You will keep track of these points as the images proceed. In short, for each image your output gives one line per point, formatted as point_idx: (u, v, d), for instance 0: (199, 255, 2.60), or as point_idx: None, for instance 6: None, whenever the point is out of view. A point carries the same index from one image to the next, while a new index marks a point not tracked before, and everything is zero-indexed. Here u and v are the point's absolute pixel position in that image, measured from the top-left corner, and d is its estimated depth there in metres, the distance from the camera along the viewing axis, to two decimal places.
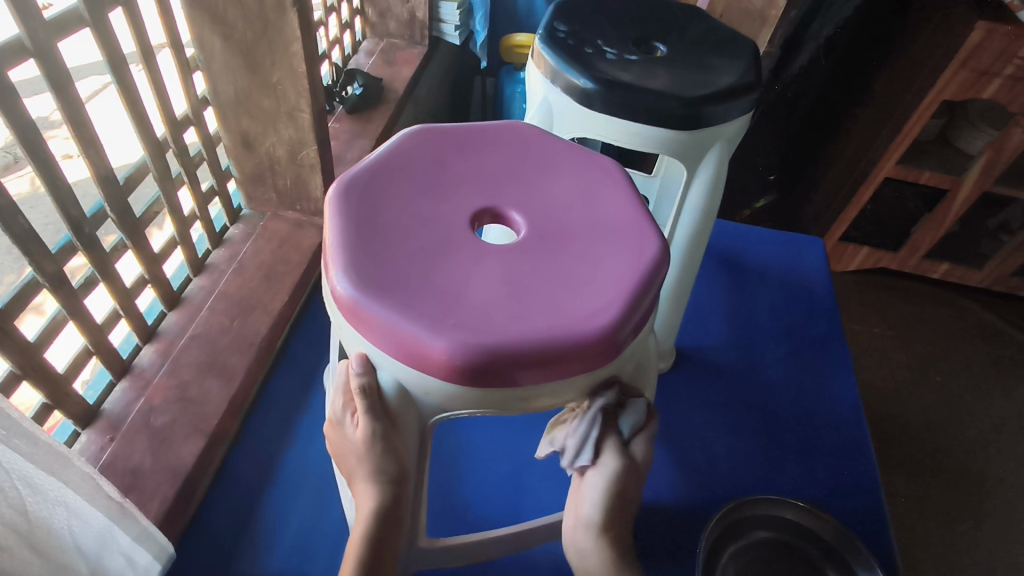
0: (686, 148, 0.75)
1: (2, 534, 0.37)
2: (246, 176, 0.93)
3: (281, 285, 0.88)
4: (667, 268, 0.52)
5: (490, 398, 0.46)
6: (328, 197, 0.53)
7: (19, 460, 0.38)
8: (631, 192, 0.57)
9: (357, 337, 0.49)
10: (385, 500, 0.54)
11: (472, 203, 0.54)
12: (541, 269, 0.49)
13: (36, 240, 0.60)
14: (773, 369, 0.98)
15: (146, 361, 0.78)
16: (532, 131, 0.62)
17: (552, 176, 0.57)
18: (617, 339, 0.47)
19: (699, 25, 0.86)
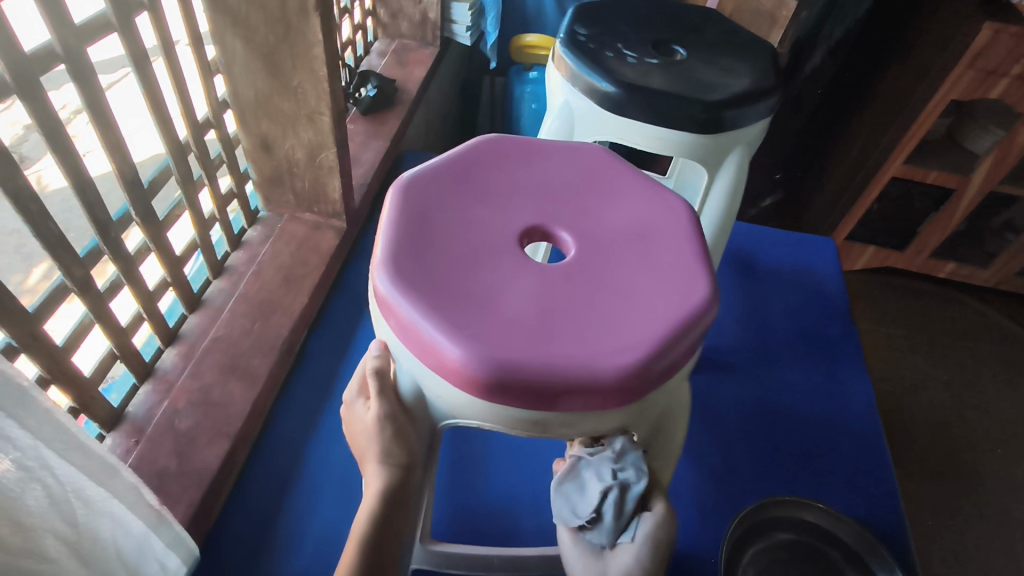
0: (706, 152, 0.75)
1: (54, 548, 0.37)
2: (264, 178, 0.93)
3: (301, 287, 0.88)
4: (712, 318, 0.50)
5: (503, 416, 0.46)
6: (390, 190, 0.54)
7: (74, 473, 0.39)
8: (692, 231, 0.55)
9: (385, 329, 0.50)
10: (392, 481, 0.53)
11: (525, 218, 0.54)
12: (577, 295, 0.49)
13: (64, 244, 0.60)
14: (789, 370, 0.98)
15: (168, 364, 0.78)
16: (604, 156, 0.62)
17: (615, 204, 0.57)
18: (641, 381, 0.46)
19: (717, 29, 0.86)
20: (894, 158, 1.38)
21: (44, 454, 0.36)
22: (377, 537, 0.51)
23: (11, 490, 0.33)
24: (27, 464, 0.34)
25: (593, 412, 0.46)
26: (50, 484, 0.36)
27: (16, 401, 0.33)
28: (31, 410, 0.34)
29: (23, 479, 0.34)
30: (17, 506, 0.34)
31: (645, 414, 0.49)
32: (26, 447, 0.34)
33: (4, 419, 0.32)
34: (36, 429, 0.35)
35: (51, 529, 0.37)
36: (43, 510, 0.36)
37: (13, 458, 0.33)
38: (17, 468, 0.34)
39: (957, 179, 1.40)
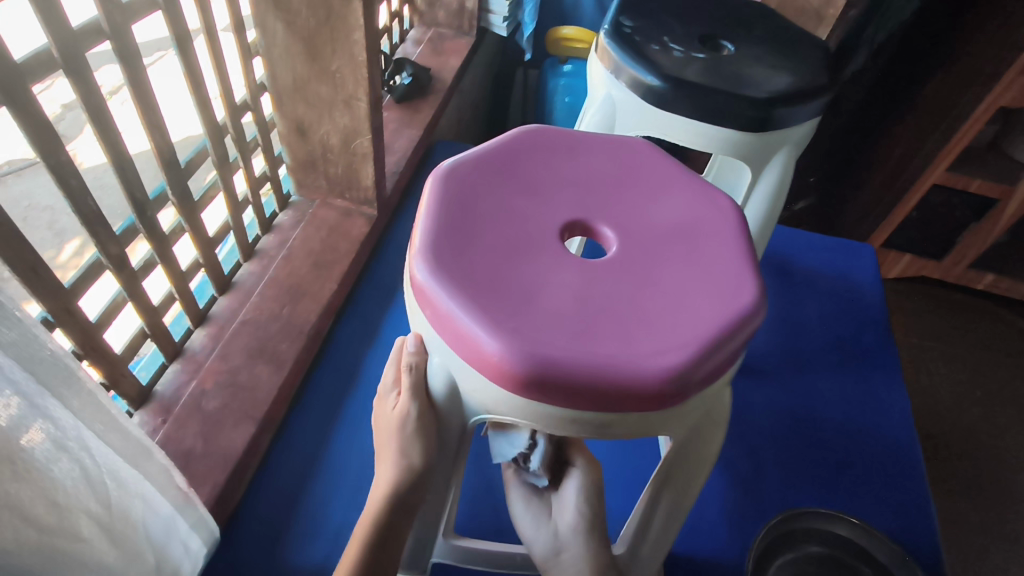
0: (752, 151, 0.73)
1: (90, 529, 0.37)
2: (298, 162, 0.93)
3: (330, 273, 0.88)
4: (758, 323, 0.48)
5: (537, 414, 0.45)
6: (430, 178, 0.53)
7: (110, 454, 0.38)
8: (740, 232, 0.53)
9: (420, 320, 0.49)
10: (402, 484, 0.54)
11: (567, 212, 0.52)
12: (620, 293, 0.47)
13: (102, 221, 0.60)
14: (823, 379, 0.95)
15: (198, 345, 0.78)
16: (649, 151, 0.60)
17: (659, 201, 0.55)
18: (683, 385, 0.44)
19: (767, 24, 0.83)
20: (929, 172, 1.35)
21: (84, 434, 0.35)
22: (381, 536, 0.54)
23: (55, 468, 0.33)
24: (70, 444, 0.34)
25: (631, 414, 0.45)
26: (89, 465, 0.36)
27: (59, 379, 0.33)
28: (71, 388, 0.34)
29: (65, 459, 0.34)
30: (59, 486, 0.33)
31: (683, 419, 0.48)
32: (68, 426, 0.34)
33: (50, 397, 0.32)
34: (76, 408, 0.34)
35: (89, 511, 0.37)
36: (82, 491, 0.36)
37: (58, 437, 0.33)
38: (61, 448, 0.33)
39: (1001, 190, 1.35)
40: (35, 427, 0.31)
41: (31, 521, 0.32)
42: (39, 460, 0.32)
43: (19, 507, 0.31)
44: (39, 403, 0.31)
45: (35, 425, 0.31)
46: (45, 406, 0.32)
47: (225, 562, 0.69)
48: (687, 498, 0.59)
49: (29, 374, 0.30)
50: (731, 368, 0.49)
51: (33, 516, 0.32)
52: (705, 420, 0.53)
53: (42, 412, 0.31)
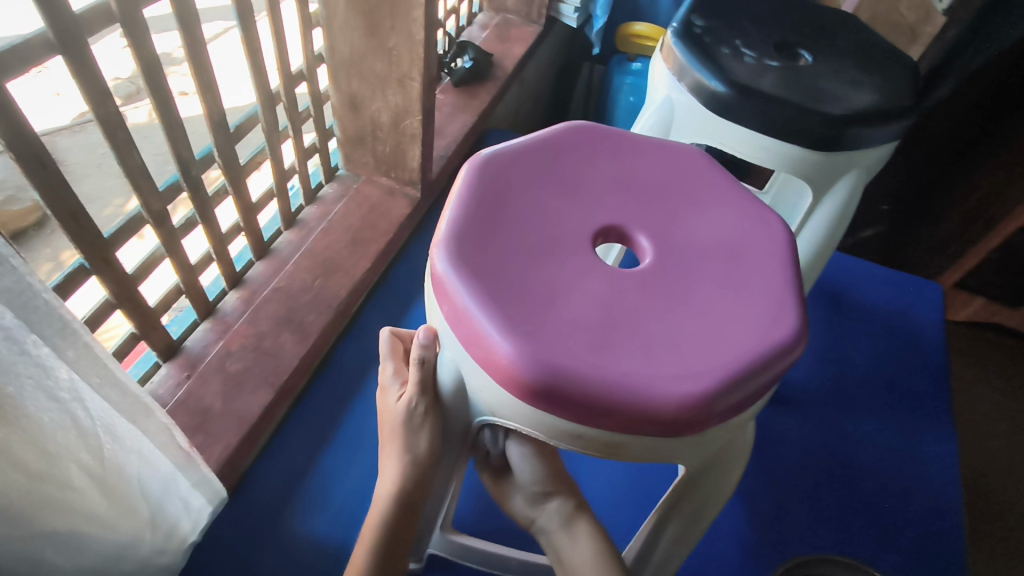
0: (816, 171, 0.68)
1: (75, 478, 0.37)
2: (347, 137, 0.93)
3: (366, 251, 0.88)
4: (794, 359, 0.44)
5: (543, 425, 0.42)
6: (465, 166, 0.51)
7: (109, 408, 0.38)
8: (789, 259, 0.49)
9: (436, 311, 0.47)
10: (406, 480, 0.54)
11: (603, 216, 0.50)
12: (647, 309, 0.44)
13: (145, 176, 0.60)
14: (866, 419, 0.87)
15: (229, 307, 0.79)
16: (701, 160, 0.56)
17: (705, 215, 0.51)
18: (702, 416, 0.41)
19: (852, 36, 0.77)
20: (1000, 230, 1.23)
21: (81, 386, 0.35)
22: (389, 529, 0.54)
23: (41, 416, 0.33)
24: (61, 394, 0.34)
25: (644, 438, 0.42)
26: (82, 416, 0.36)
27: (56, 330, 0.33)
28: (69, 341, 0.34)
29: (53, 408, 0.34)
30: (42, 433, 0.34)
31: (700, 449, 0.45)
32: (62, 378, 0.34)
33: (42, 346, 0.32)
34: (73, 360, 0.34)
35: (75, 459, 0.37)
36: (70, 440, 0.36)
37: (48, 385, 0.33)
38: (49, 396, 0.33)
39: None
40: (23, 374, 0.31)
41: (11, 463, 0.33)
42: (24, 405, 0.32)
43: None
44: (28, 351, 0.31)
45: (23, 371, 0.31)
46: (36, 353, 0.32)
47: (229, 521, 0.70)
48: (696, 531, 0.55)
49: (21, 321, 0.30)
50: (759, 403, 0.45)
51: (14, 457, 0.33)
52: (724, 452, 0.50)
53: (32, 361, 0.31)
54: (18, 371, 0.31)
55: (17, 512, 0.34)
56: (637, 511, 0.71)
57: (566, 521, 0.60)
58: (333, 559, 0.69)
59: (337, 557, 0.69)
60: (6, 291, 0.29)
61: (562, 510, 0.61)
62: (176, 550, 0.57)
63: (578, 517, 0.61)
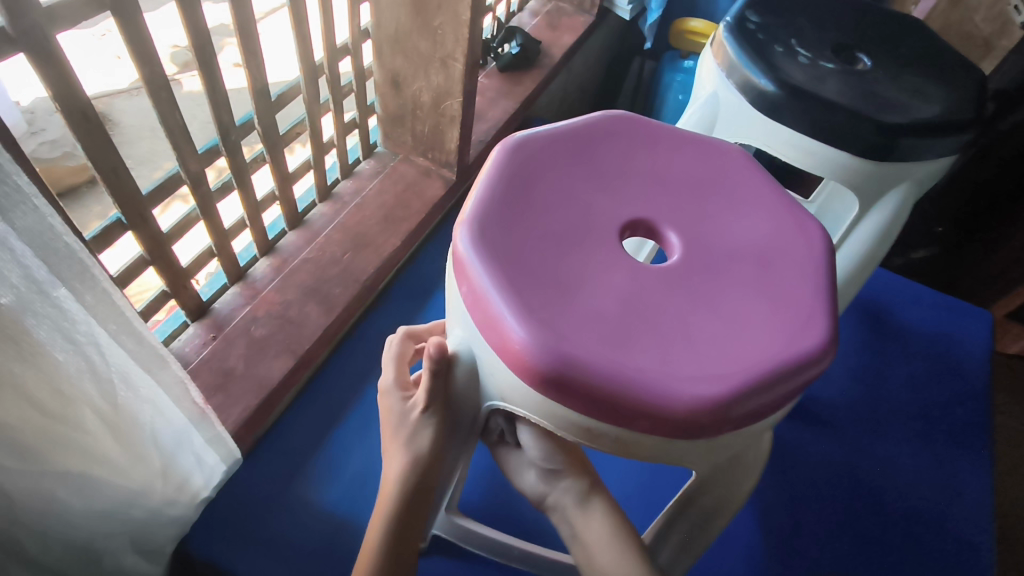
0: (865, 181, 0.65)
1: (87, 420, 0.39)
2: (388, 114, 0.93)
3: (397, 229, 0.88)
4: (818, 372, 0.43)
5: (551, 415, 0.41)
6: (497, 147, 0.50)
7: (125, 357, 0.39)
8: (824, 268, 0.47)
9: (454, 291, 0.46)
10: (414, 466, 0.54)
11: (632, 208, 0.48)
12: (669, 307, 0.43)
13: (185, 137, 0.62)
14: (896, 446, 0.83)
15: (260, 273, 0.80)
16: (742, 159, 0.54)
17: (740, 216, 0.49)
18: (716, 421, 0.39)
19: (916, 43, 0.73)
20: None
21: (97, 331, 0.37)
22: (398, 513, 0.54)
23: (55, 354, 0.34)
24: (77, 337, 0.35)
25: (654, 439, 0.40)
26: (96, 360, 0.37)
27: (75, 274, 0.34)
28: (88, 286, 0.35)
29: (69, 348, 0.35)
30: (57, 373, 0.35)
31: (712, 455, 0.43)
32: (79, 320, 0.35)
33: (61, 287, 0.33)
34: (91, 306, 0.35)
35: (88, 402, 0.38)
36: (84, 382, 0.37)
37: (65, 326, 0.34)
38: (64, 337, 0.35)
39: None
40: (39, 312, 0.32)
41: (25, 397, 0.34)
42: (39, 343, 0.33)
43: (12, 381, 0.33)
44: (46, 290, 0.32)
45: (40, 309, 0.32)
46: (54, 293, 0.33)
47: (242, 482, 0.72)
48: (703, 539, 0.54)
49: (40, 260, 0.31)
50: (778, 414, 0.43)
51: (28, 392, 0.34)
52: (737, 460, 0.48)
53: (49, 300, 0.33)
54: (35, 309, 0.32)
55: (27, 444, 0.36)
56: (645, 514, 0.70)
57: (583, 498, 0.59)
58: (339, 529, 0.70)
59: (344, 528, 0.70)
60: (26, 229, 0.30)
61: (575, 488, 0.60)
62: (187, 503, 0.58)
63: (594, 494, 0.60)
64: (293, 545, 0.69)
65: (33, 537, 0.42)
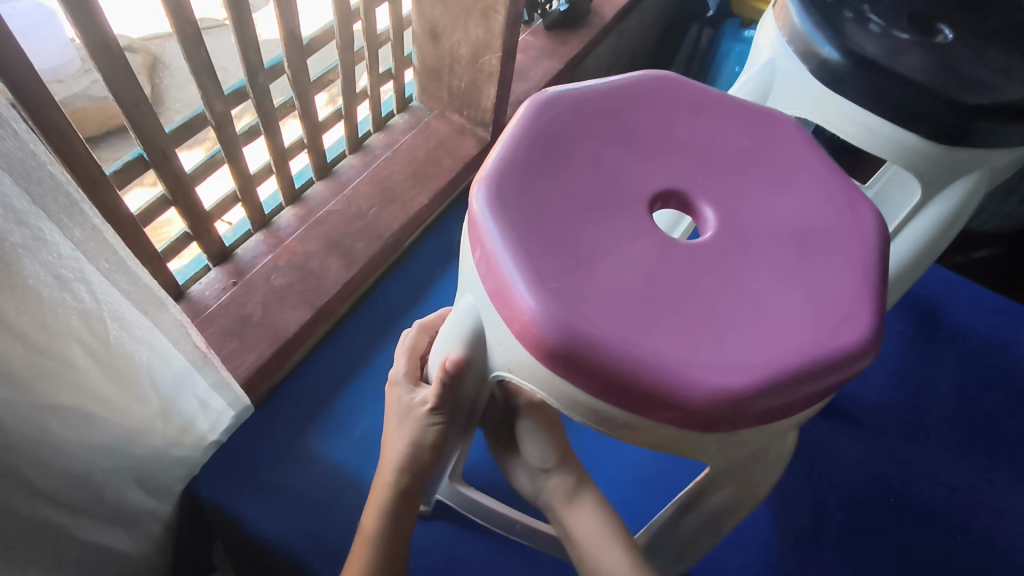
0: (932, 167, 0.59)
1: (76, 354, 0.40)
2: (424, 67, 0.89)
3: (426, 187, 0.85)
4: (855, 372, 0.39)
5: (557, 392, 0.39)
6: (526, 102, 0.47)
7: (115, 293, 0.41)
8: (875, 259, 0.42)
9: (467, 253, 0.44)
10: (417, 442, 0.53)
11: (667, 178, 0.44)
12: (697, 287, 0.39)
13: (212, 77, 0.59)
14: (932, 454, 0.78)
15: (284, 222, 0.79)
16: (796, 133, 0.49)
17: (787, 194, 0.45)
18: (735, 414, 0.36)
19: (1006, 15, 0.65)
20: None
21: (86, 268, 0.38)
22: (400, 483, 0.54)
23: (40, 287, 0.36)
24: (62, 271, 0.36)
25: (666, 427, 0.37)
26: (84, 296, 0.39)
27: (61, 207, 0.35)
28: (75, 220, 0.36)
29: (53, 283, 0.36)
30: (43, 307, 0.36)
31: (729, 450, 0.40)
32: (64, 254, 0.36)
33: (45, 220, 0.34)
34: (79, 240, 0.37)
35: (76, 336, 0.39)
36: (70, 315, 0.38)
37: (48, 258, 0.35)
38: (50, 270, 0.36)
39: None
40: (22, 243, 0.33)
41: (5, 328, 0.35)
42: (22, 274, 0.34)
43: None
44: (27, 222, 0.33)
45: (23, 241, 0.33)
46: (38, 225, 0.34)
47: (254, 429, 0.72)
48: (712, 535, 0.52)
49: (22, 190, 0.32)
50: (806, 413, 0.40)
51: (8, 323, 0.35)
52: (755, 457, 0.45)
53: (32, 232, 0.34)
54: (20, 241, 0.33)
55: (19, 377, 0.38)
56: (658, 500, 0.67)
57: (570, 494, 0.56)
58: (345, 484, 0.70)
59: (349, 484, 0.70)
60: (5, 157, 0.31)
61: (562, 484, 0.57)
62: (193, 445, 0.59)
63: (582, 490, 0.56)
64: (298, 495, 0.69)
65: (31, 467, 0.42)
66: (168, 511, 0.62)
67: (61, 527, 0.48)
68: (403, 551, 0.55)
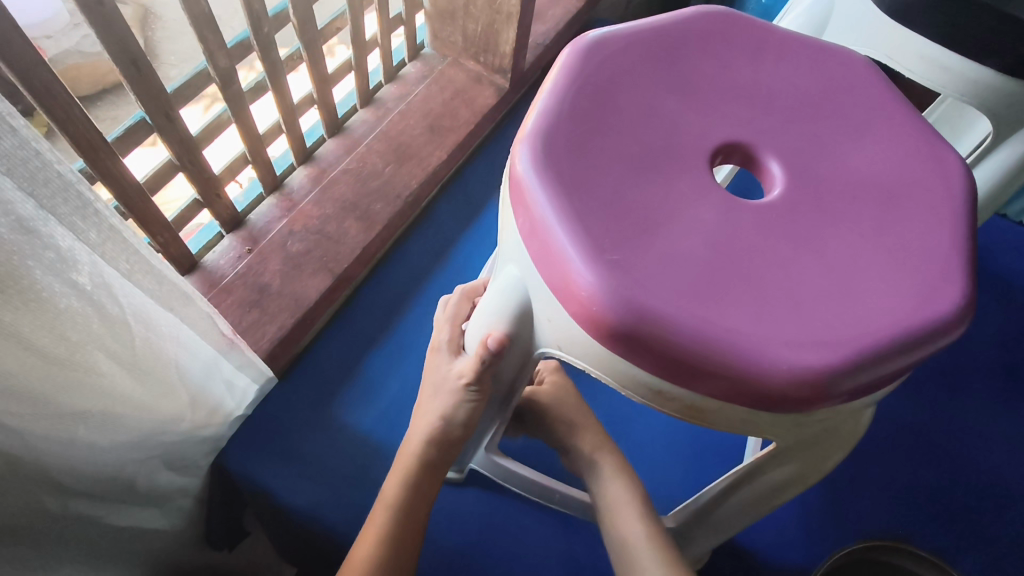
0: (1010, 106, 0.53)
1: (100, 359, 0.39)
2: (436, 10, 0.83)
3: (443, 141, 0.80)
4: (946, 342, 0.35)
5: (615, 372, 0.35)
6: (567, 48, 0.42)
7: (136, 294, 0.40)
8: (963, 218, 0.38)
9: (509, 220, 0.39)
10: (449, 415, 0.51)
11: (729, 130, 0.40)
12: (770, 255, 0.36)
13: (212, 26, 0.54)
14: (993, 411, 0.73)
15: (297, 183, 0.75)
16: (869, 74, 0.44)
17: (861, 146, 0.40)
18: (818, 395, 0.33)
19: None
20: None
21: (106, 272, 0.37)
22: (430, 454, 0.52)
23: (55, 296, 0.34)
24: (79, 280, 0.35)
25: (737, 409, 0.34)
26: (106, 301, 0.38)
27: (73, 209, 0.33)
28: (89, 222, 0.35)
29: (70, 292, 0.35)
30: (64, 320, 0.35)
31: (800, 429, 0.37)
32: (81, 259, 0.35)
33: (56, 225, 0.32)
34: (95, 242, 0.36)
35: (99, 344, 0.39)
36: (90, 319, 0.37)
37: (62, 266, 0.34)
38: (64, 277, 0.34)
39: None
40: (32, 253, 0.32)
41: (22, 345, 0.33)
42: (38, 288, 0.33)
43: (6, 329, 0.32)
44: (37, 231, 0.31)
45: (32, 249, 0.31)
46: (51, 232, 0.32)
47: (280, 400, 0.70)
48: (764, 507, 0.50)
49: (29, 196, 0.30)
50: (884, 390, 0.37)
51: (24, 338, 0.33)
52: (826, 433, 0.42)
53: (41, 239, 0.32)
54: (31, 252, 0.31)
55: (39, 393, 0.36)
56: (701, 466, 0.65)
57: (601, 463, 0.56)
58: (375, 454, 0.68)
59: (378, 454, 0.68)
60: (9, 159, 0.29)
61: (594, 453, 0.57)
62: (220, 424, 0.58)
63: (611, 458, 0.56)
64: (329, 467, 0.67)
65: (58, 462, 0.40)
66: (197, 485, 0.61)
67: (93, 517, 0.46)
68: (417, 523, 0.52)
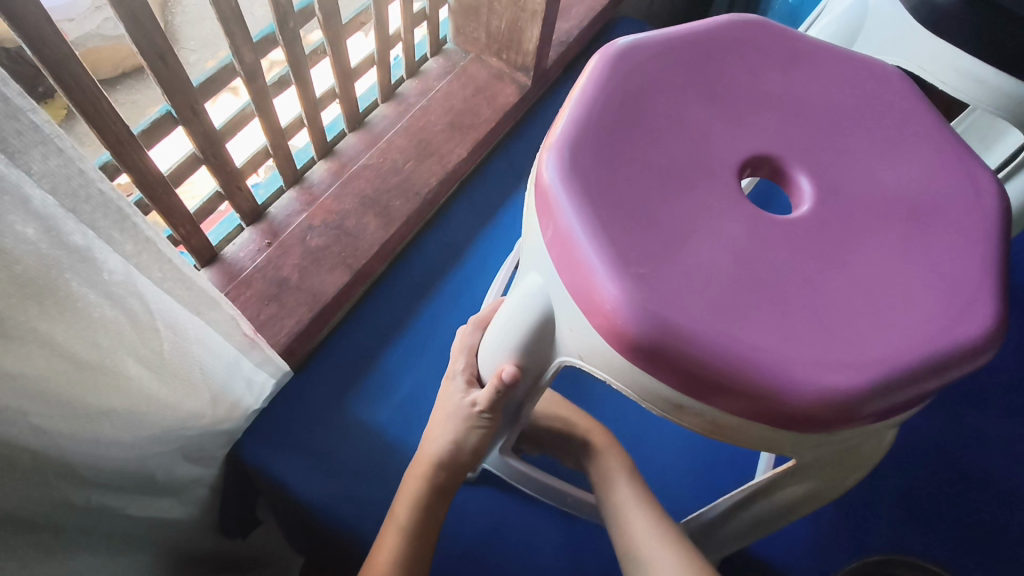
0: None
1: (129, 362, 0.40)
2: (460, 6, 0.82)
3: (464, 138, 0.80)
4: (975, 365, 0.35)
5: (636, 385, 0.35)
6: (595, 55, 0.41)
7: (167, 300, 0.41)
8: (995, 239, 0.38)
9: (533, 228, 0.39)
10: (460, 442, 0.53)
11: (758, 142, 0.39)
12: (797, 272, 0.35)
13: (239, 21, 0.54)
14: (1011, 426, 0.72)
15: (318, 177, 0.75)
16: (902, 88, 0.43)
17: (892, 163, 0.40)
18: (842, 416, 0.33)
19: None
20: None
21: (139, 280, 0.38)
22: (442, 473, 0.54)
23: (89, 305, 0.35)
24: (113, 289, 0.36)
25: (758, 425, 0.34)
26: (137, 308, 0.39)
27: (111, 222, 0.34)
28: (126, 234, 0.35)
29: (102, 300, 0.36)
30: (94, 327, 0.36)
31: (820, 447, 0.37)
32: (116, 269, 0.36)
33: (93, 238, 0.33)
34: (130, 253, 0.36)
35: (128, 347, 0.39)
36: (122, 325, 0.38)
37: (97, 276, 0.35)
38: (98, 287, 0.35)
39: None
40: (70, 264, 0.33)
41: (54, 351, 0.34)
42: (73, 297, 0.34)
43: (40, 337, 0.33)
44: (73, 243, 0.32)
45: (69, 260, 0.32)
46: (88, 245, 0.33)
47: (295, 394, 0.71)
48: (779, 521, 0.49)
49: (68, 210, 0.31)
50: (908, 413, 0.36)
51: (56, 345, 0.34)
52: (846, 452, 0.42)
53: (78, 252, 0.33)
54: (68, 264, 0.32)
55: (70, 396, 0.37)
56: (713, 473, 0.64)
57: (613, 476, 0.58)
58: (389, 450, 0.69)
59: (391, 450, 0.69)
60: (49, 176, 0.29)
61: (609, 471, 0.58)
62: (239, 419, 0.59)
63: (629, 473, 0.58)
64: (342, 461, 0.68)
65: (83, 456, 0.41)
66: (212, 475, 0.61)
67: (114, 509, 0.47)
68: (432, 534, 0.53)
